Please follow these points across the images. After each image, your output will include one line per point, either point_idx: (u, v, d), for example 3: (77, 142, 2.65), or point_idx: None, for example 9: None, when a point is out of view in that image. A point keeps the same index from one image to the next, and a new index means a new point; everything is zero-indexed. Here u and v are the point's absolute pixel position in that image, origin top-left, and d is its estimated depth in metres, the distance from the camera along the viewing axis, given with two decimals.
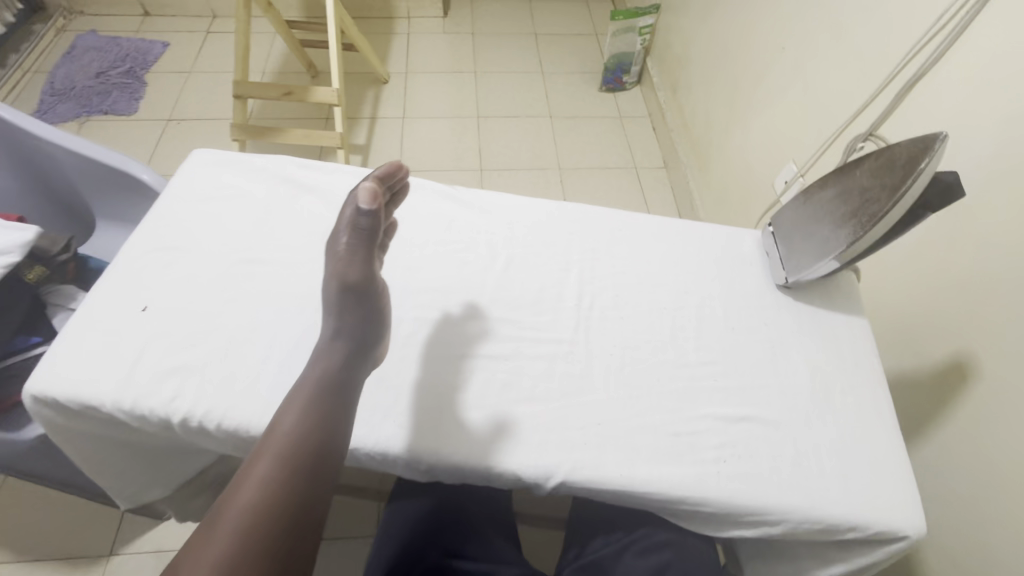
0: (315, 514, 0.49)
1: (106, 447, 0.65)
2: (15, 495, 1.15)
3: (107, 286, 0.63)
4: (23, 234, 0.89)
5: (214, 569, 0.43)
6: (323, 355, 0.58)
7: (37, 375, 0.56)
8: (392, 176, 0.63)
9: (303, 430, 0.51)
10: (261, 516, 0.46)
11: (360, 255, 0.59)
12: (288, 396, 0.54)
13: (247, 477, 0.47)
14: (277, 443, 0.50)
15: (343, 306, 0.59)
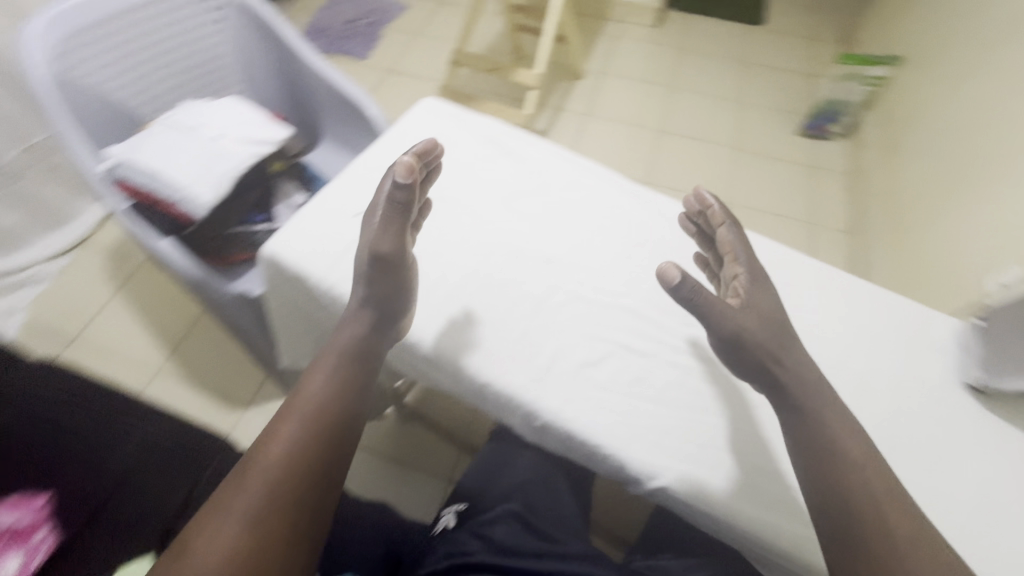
0: (336, 471, 0.54)
1: (294, 314, 0.80)
2: (202, 335, 1.45)
3: (338, 187, 0.77)
4: (283, 133, 1.12)
5: (245, 511, 0.48)
6: (349, 326, 0.63)
7: (275, 239, 0.71)
8: (430, 151, 0.66)
9: (326, 394, 0.57)
10: (287, 471, 0.51)
11: (393, 224, 0.61)
12: (315, 361, 0.59)
13: (276, 435, 0.53)
14: (303, 408, 0.55)
15: (373, 276, 0.61)
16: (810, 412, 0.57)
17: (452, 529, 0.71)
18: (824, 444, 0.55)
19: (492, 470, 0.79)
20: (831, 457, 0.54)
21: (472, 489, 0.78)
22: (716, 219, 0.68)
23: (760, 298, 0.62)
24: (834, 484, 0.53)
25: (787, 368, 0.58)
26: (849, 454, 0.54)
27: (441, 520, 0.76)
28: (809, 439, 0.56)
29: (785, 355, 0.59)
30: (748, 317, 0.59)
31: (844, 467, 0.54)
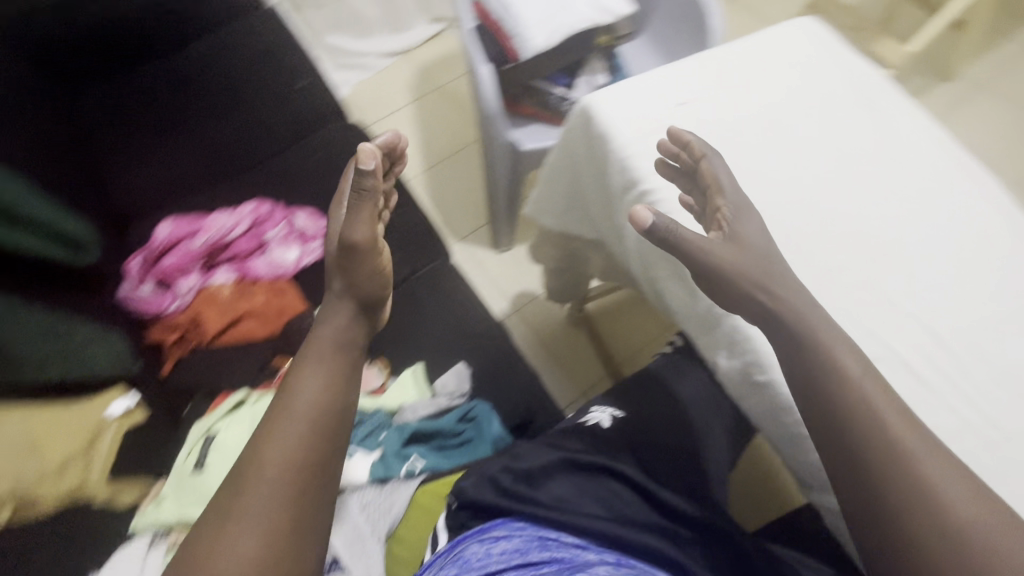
0: (327, 477, 0.51)
1: (570, 173, 0.85)
2: (456, 166, 1.68)
3: (673, 68, 0.74)
4: (626, 7, 1.12)
5: (243, 522, 0.46)
6: (335, 313, 0.61)
7: (597, 94, 0.73)
8: (392, 143, 0.67)
9: (316, 396, 0.53)
10: (283, 483, 0.48)
11: (362, 211, 0.61)
12: (304, 359, 0.56)
13: (268, 445, 0.50)
14: (296, 411, 0.52)
15: (343, 262, 0.62)
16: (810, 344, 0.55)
17: (606, 430, 0.69)
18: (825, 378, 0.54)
19: (661, 387, 0.72)
20: (835, 395, 0.53)
21: (629, 397, 0.72)
22: (695, 155, 0.63)
23: (744, 228, 0.61)
24: (845, 428, 0.53)
25: (772, 295, 0.57)
26: (861, 393, 0.52)
27: (590, 414, 0.71)
28: (813, 379, 0.54)
29: (774, 282, 0.58)
30: (724, 249, 0.59)
31: (854, 409, 0.52)
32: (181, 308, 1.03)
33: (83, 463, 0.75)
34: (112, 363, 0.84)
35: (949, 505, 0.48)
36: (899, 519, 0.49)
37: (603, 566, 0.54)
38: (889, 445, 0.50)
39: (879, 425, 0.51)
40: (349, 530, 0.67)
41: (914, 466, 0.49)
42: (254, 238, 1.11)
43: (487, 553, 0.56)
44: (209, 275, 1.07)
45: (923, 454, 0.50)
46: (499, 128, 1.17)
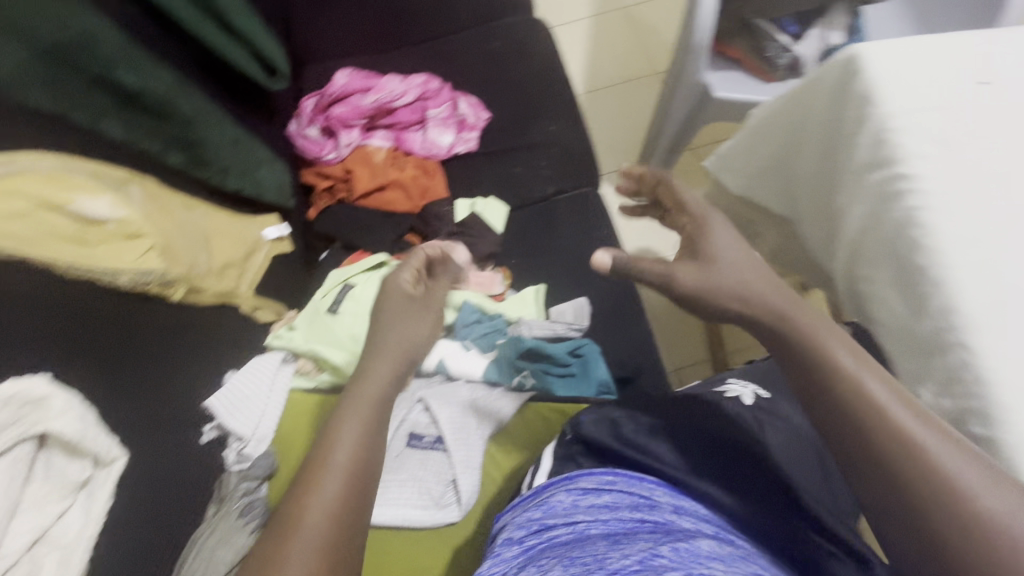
0: (362, 523, 0.48)
1: (779, 136, 0.73)
2: (615, 98, 1.61)
3: (983, 40, 0.59)
4: None
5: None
6: (378, 363, 0.60)
7: (873, 45, 0.60)
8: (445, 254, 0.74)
9: (354, 450, 0.51)
10: (331, 529, 0.45)
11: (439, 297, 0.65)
12: (340, 411, 0.55)
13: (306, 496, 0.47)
14: (334, 460, 0.49)
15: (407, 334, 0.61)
16: (787, 317, 0.51)
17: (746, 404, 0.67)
18: (801, 351, 0.49)
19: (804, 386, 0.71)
20: (808, 368, 0.48)
21: (775, 384, 0.72)
22: (650, 184, 0.71)
23: (714, 239, 0.58)
24: (818, 402, 0.47)
25: (745, 304, 0.53)
26: (837, 364, 0.46)
27: (730, 386, 0.71)
28: (791, 366, 0.49)
29: (749, 290, 0.53)
30: (682, 267, 0.57)
31: (830, 384, 0.46)
32: (337, 159, 1.05)
33: (239, 271, 0.78)
34: (275, 193, 0.88)
35: (957, 472, 0.40)
36: (899, 492, 0.41)
37: (705, 538, 0.48)
38: (871, 418, 0.43)
39: (861, 399, 0.44)
40: (459, 416, 0.68)
41: (905, 433, 0.42)
42: (417, 112, 1.10)
43: (573, 504, 0.56)
44: (368, 136, 1.08)
45: (912, 420, 0.42)
46: (696, 65, 1.05)
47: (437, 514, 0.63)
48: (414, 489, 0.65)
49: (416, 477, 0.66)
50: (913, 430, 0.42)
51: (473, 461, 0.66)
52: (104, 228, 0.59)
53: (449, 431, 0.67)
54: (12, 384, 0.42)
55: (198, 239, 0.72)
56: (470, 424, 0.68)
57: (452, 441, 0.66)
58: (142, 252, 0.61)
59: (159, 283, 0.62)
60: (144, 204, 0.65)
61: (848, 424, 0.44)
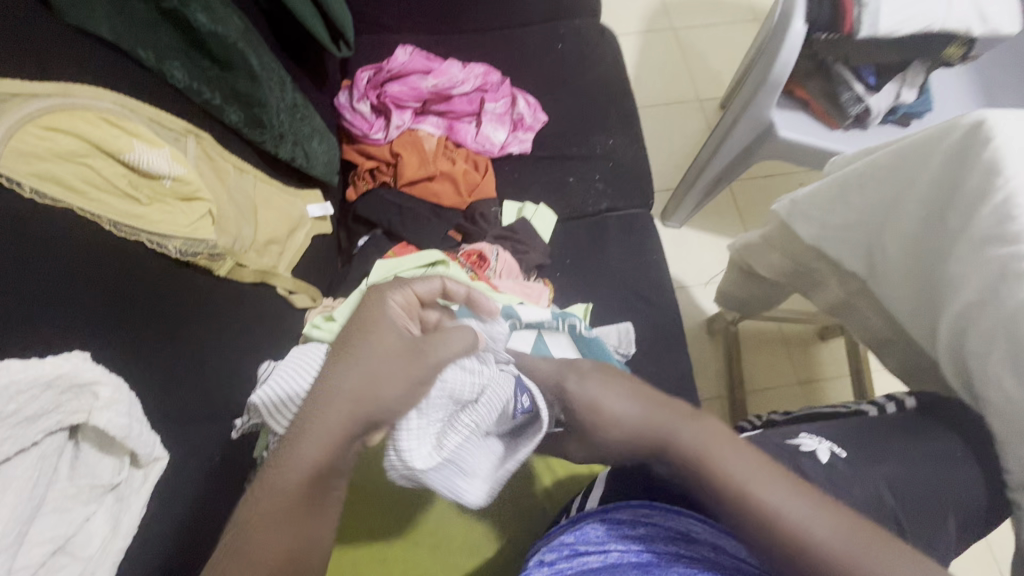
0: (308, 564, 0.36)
1: (867, 192, 0.70)
2: (658, 119, 1.58)
3: None
4: (1008, 26, 0.89)
5: None
6: (381, 363, 0.41)
7: (1000, 113, 0.58)
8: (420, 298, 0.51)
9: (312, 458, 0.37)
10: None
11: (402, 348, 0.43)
12: (306, 423, 0.38)
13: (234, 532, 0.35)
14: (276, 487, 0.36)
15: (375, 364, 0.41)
16: (688, 448, 0.45)
17: (824, 466, 0.53)
18: (687, 460, 0.45)
19: (895, 446, 0.57)
20: (702, 479, 0.44)
21: (857, 442, 0.57)
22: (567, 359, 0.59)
23: (597, 397, 0.50)
24: (730, 514, 0.42)
25: (646, 449, 0.48)
26: (724, 473, 0.43)
27: (801, 438, 0.56)
28: (693, 481, 0.45)
29: (653, 447, 0.47)
30: (582, 450, 0.52)
31: (723, 495, 0.42)
32: (385, 140, 0.99)
33: (280, 248, 0.71)
34: (324, 169, 0.82)
35: None
36: None
37: None
38: (770, 530, 0.40)
39: (762, 517, 0.41)
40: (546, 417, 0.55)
41: (810, 540, 0.39)
42: (474, 103, 1.04)
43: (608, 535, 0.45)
44: (419, 122, 1.02)
45: (812, 519, 0.40)
46: (766, 101, 1.02)
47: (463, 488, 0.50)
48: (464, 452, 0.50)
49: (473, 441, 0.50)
50: (828, 543, 0.39)
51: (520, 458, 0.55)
52: (160, 184, 0.52)
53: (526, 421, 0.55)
54: (60, 364, 0.35)
55: (246, 208, 0.65)
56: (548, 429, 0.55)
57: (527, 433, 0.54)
58: (197, 217, 0.54)
59: (208, 254, 0.56)
60: (199, 161, 0.58)
61: (766, 545, 0.40)
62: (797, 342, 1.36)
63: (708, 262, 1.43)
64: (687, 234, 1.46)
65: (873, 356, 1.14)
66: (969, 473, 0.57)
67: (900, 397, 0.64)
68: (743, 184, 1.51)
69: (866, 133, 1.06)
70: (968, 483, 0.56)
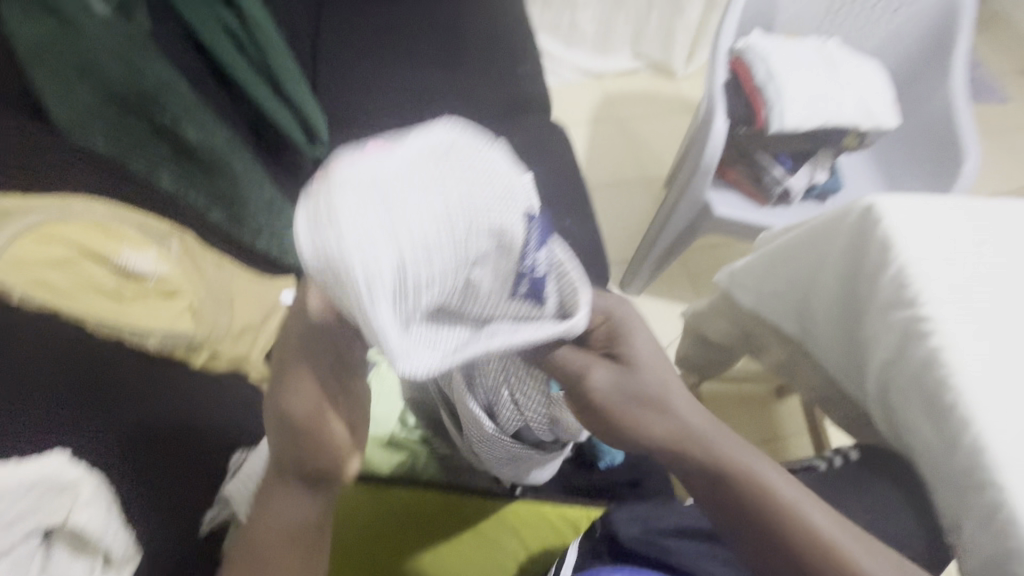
0: None
1: (789, 265, 0.80)
2: (610, 198, 1.72)
3: (973, 204, 0.68)
4: (889, 120, 1.06)
5: None
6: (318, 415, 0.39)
7: (884, 198, 0.68)
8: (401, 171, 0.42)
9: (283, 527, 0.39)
10: None
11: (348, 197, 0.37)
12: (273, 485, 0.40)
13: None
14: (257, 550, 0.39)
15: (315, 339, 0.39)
16: (730, 457, 0.43)
17: None
18: (730, 483, 0.43)
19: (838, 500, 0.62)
20: (743, 503, 0.42)
21: None
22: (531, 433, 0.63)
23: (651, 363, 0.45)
24: (766, 535, 0.42)
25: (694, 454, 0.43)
26: (773, 491, 0.42)
27: None
28: (731, 501, 0.43)
29: (698, 446, 0.43)
30: (640, 435, 0.43)
31: (771, 516, 0.42)
32: None
33: (255, 335, 0.71)
34: None
35: None
36: None
37: None
38: (808, 549, 0.41)
39: (800, 535, 0.41)
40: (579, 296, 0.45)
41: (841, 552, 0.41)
42: None
43: None
44: None
45: (838, 533, 0.43)
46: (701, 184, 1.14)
47: (409, 349, 0.36)
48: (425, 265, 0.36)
49: (425, 232, 0.35)
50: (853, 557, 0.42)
51: (533, 406, 0.55)
52: (143, 284, 0.56)
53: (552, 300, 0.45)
54: (39, 467, 0.37)
55: (222, 298, 0.67)
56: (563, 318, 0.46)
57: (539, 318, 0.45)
58: (176, 313, 0.57)
59: (185, 347, 0.58)
60: (182, 259, 0.61)
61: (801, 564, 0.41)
62: (756, 402, 1.42)
63: (665, 328, 1.51)
64: (644, 302, 1.55)
65: (824, 412, 1.21)
66: (908, 519, 0.61)
67: (845, 450, 0.69)
68: (691, 254, 1.63)
69: (791, 208, 1.18)
70: (909, 530, 0.60)
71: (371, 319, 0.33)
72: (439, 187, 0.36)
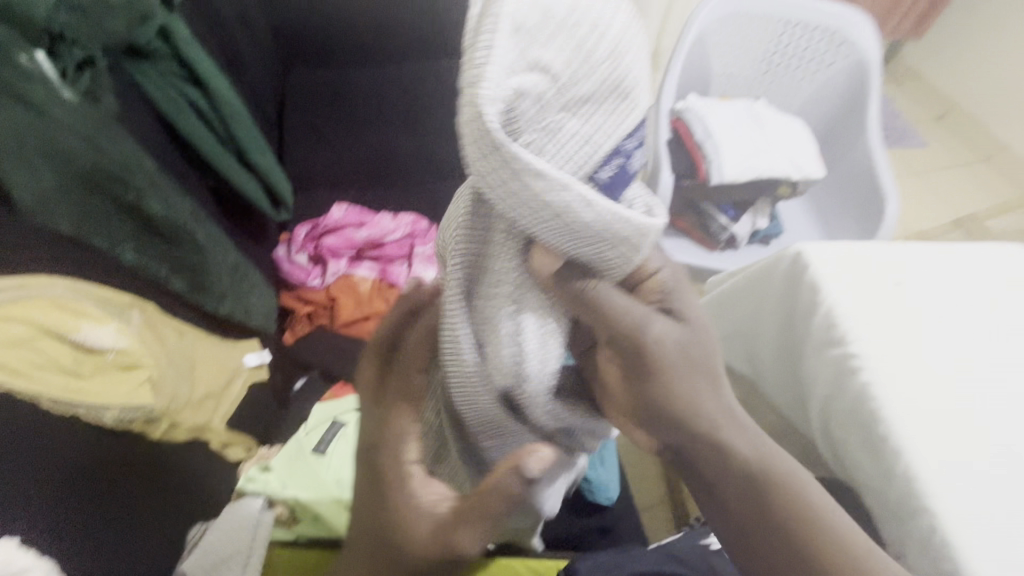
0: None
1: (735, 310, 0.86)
2: None
3: (889, 249, 0.76)
4: (816, 172, 1.16)
5: None
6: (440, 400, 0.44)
7: (811, 246, 0.75)
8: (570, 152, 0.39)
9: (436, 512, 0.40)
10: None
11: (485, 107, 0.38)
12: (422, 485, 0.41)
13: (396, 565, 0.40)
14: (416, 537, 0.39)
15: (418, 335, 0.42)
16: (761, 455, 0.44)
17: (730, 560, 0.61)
18: (743, 487, 0.43)
19: None
20: (755, 505, 0.43)
21: None
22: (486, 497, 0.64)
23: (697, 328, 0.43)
24: (795, 541, 0.43)
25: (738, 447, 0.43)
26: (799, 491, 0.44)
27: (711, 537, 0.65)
28: (758, 505, 0.43)
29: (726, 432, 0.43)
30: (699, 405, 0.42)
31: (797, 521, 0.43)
32: (322, 285, 1.07)
33: (215, 402, 0.74)
34: (263, 320, 0.87)
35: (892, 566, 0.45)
36: None
37: None
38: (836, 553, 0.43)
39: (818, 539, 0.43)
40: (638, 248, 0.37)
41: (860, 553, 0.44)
42: (405, 248, 1.13)
43: None
44: (354, 267, 1.11)
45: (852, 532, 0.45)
46: None
47: (489, 79, 0.29)
48: (546, 61, 0.32)
49: (585, 49, 0.32)
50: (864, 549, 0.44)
51: (510, 354, 0.39)
52: (103, 358, 0.56)
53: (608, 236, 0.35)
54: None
55: (184, 368, 0.69)
56: (632, 252, 0.37)
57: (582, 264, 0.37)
58: (134, 385, 0.59)
59: (144, 419, 0.59)
60: (142, 331, 0.63)
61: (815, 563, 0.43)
62: None
63: None
64: None
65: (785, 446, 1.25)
66: None
67: None
68: None
69: (737, 253, 1.26)
70: None
71: (490, 26, 0.30)
72: (617, 28, 0.33)
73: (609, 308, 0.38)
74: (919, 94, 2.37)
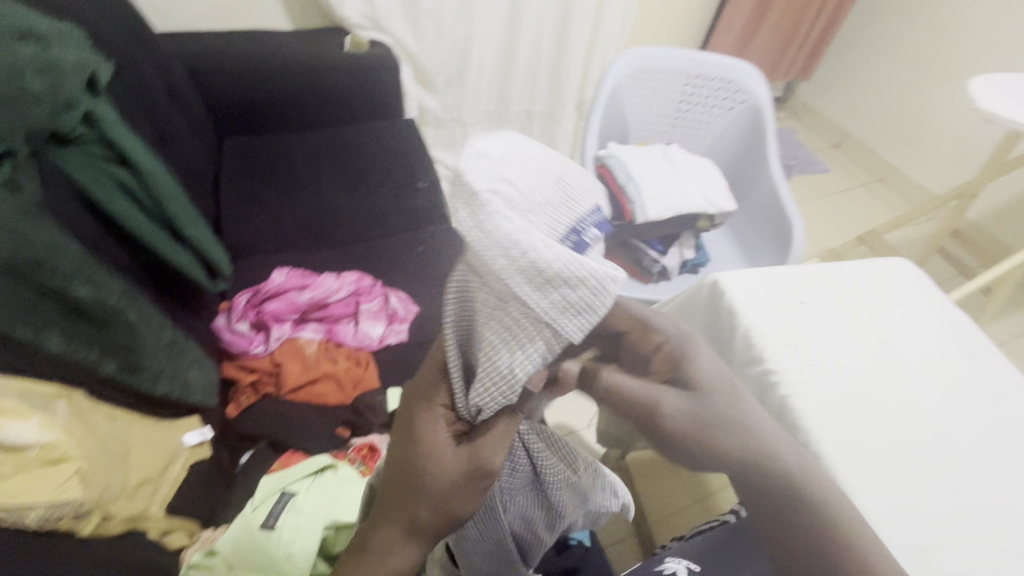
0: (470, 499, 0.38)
1: None
2: None
3: (793, 272, 0.85)
4: (729, 204, 1.28)
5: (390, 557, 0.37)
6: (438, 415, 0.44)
7: (725, 276, 0.83)
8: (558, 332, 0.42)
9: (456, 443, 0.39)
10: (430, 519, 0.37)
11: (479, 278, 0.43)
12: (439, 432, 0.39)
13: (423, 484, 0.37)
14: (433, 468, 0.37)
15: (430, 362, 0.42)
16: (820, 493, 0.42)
17: None
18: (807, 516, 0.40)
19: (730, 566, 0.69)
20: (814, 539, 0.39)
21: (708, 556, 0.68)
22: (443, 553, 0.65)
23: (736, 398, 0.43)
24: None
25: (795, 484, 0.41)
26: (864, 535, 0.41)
27: (666, 563, 0.66)
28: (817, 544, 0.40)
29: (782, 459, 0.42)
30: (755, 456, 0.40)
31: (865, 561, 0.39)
32: (265, 351, 1.05)
33: (153, 487, 0.73)
34: (205, 393, 0.84)
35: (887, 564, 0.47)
36: None
37: None
38: None
39: None
40: (600, 311, 0.34)
41: None
42: (350, 306, 1.13)
43: None
44: (299, 330, 1.09)
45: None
46: None
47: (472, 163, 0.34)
48: (508, 165, 0.35)
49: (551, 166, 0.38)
50: None
51: (499, 367, 0.35)
52: (25, 455, 0.55)
53: (566, 293, 0.33)
54: None
55: (117, 453, 0.68)
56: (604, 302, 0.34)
57: (550, 327, 0.34)
58: (64, 479, 0.58)
59: (72, 515, 0.57)
60: (69, 421, 0.62)
61: None
62: None
63: None
64: None
65: None
66: None
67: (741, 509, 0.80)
68: None
69: (670, 283, 1.35)
70: None
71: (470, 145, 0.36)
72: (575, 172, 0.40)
73: (618, 390, 0.40)
74: (816, 126, 2.66)
